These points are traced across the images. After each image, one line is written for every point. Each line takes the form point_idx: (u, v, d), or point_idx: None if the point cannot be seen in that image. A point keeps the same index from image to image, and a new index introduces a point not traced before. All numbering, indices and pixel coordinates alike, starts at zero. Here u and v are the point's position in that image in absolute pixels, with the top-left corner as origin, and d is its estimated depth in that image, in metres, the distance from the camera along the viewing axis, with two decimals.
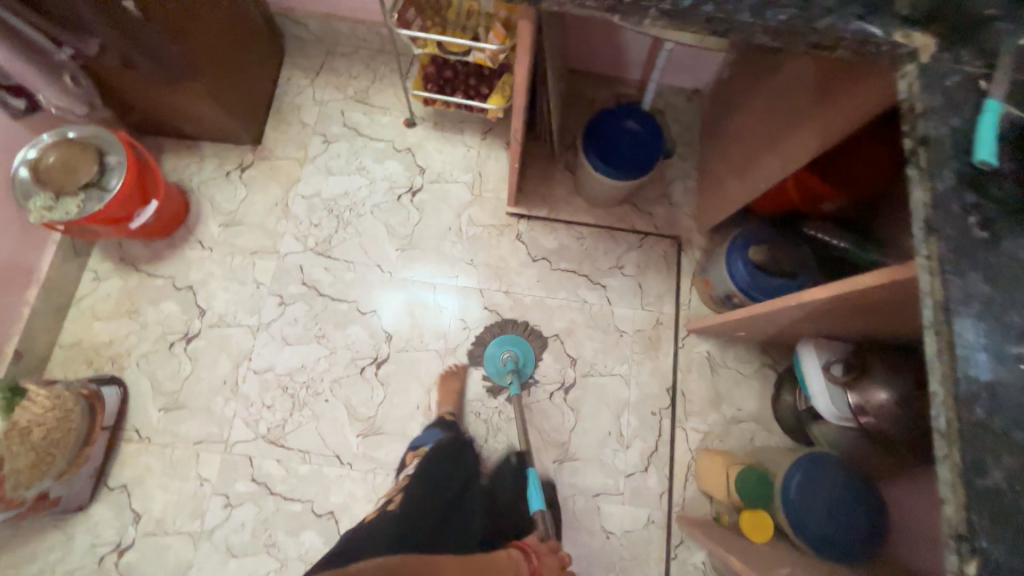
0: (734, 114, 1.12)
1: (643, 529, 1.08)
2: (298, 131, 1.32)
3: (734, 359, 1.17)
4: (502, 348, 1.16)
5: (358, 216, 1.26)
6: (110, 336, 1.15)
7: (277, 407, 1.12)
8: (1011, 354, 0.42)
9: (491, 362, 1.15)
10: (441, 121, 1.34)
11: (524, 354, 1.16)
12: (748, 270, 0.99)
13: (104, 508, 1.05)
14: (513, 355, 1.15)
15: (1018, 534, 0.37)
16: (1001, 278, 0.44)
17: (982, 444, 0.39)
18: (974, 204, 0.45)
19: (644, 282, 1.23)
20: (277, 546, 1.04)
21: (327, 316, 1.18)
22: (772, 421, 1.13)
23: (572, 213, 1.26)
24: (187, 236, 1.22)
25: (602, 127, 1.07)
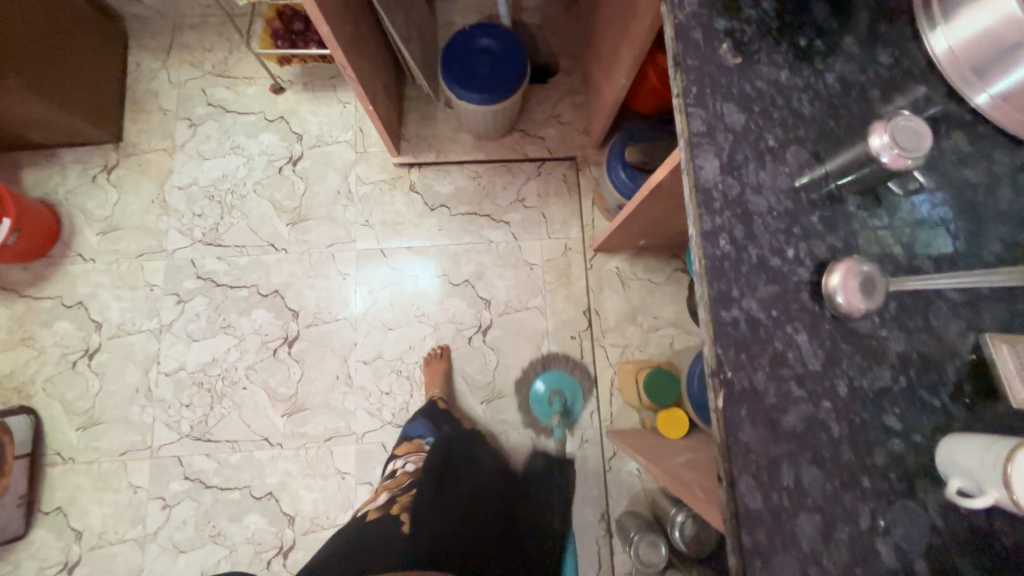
0: (598, 12, 1.05)
1: (578, 449, 1.10)
2: (160, 119, 1.23)
3: (644, 270, 1.16)
4: (555, 387, 1.10)
5: (241, 197, 1.20)
6: (10, 367, 1.11)
7: (196, 404, 1.11)
8: (765, 180, 0.39)
9: (538, 401, 1.11)
10: (310, 80, 1.25)
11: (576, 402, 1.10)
12: (627, 173, 0.95)
13: (43, 532, 1.05)
14: (563, 395, 1.09)
15: (769, 358, 0.36)
16: (758, 103, 0.40)
17: (730, 276, 0.37)
18: (725, 28, 0.41)
19: (547, 211, 1.20)
20: (224, 534, 1.06)
21: (228, 305, 1.15)
22: (690, 323, 1.13)
23: (461, 152, 1.21)
24: (66, 252, 1.16)
25: (461, 50, 1.00)
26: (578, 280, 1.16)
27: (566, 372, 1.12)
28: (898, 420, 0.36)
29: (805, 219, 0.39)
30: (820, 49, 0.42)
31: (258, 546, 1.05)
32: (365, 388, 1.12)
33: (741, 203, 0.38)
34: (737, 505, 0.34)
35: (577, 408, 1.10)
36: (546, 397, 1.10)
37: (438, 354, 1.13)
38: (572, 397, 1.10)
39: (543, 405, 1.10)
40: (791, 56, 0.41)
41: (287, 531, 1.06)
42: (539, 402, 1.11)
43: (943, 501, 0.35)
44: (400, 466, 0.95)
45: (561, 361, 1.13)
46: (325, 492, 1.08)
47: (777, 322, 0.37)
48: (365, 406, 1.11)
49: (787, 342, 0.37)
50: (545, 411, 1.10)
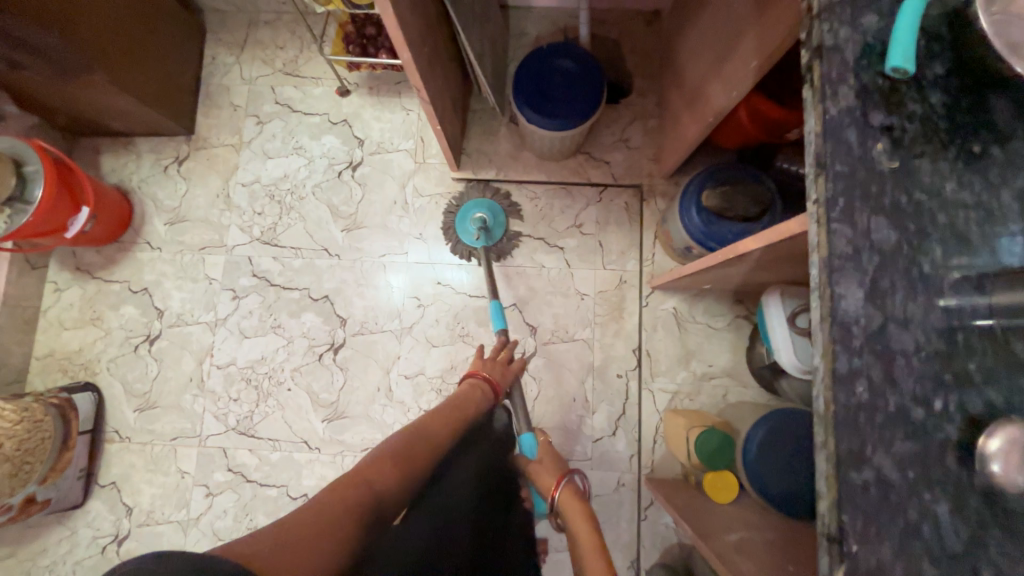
0: (686, 36, 0.97)
1: (614, 492, 1.06)
2: (230, 114, 1.25)
3: (703, 313, 1.09)
4: (474, 208, 1.12)
5: (300, 199, 1.21)
6: (80, 345, 1.18)
7: (243, 399, 1.14)
8: (916, 316, 0.34)
9: (461, 224, 1.13)
10: (376, 85, 1.24)
11: (497, 220, 1.13)
12: (702, 218, 0.88)
13: (98, 503, 1.11)
14: (484, 215, 1.11)
15: (904, 534, 0.31)
16: (916, 222, 0.34)
17: (866, 429, 0.32)
18: (884, 129, 0.35)
19: (605, 240, 1.15)
20: (259, 528, 1.09)
21: (280, 305, 1.17)
22: (747, 375, 1.06)
23: (520, 171, 1.17)
24: (136, 239, 1.21)
25: (534, 72, 0.96)
26: (632, 315, 1.11)
27: (491, 198, 1.14)
28: None
29: (959, 366, 0.33)
30: (996, 159, 0.36)
31: None
32: (404, 403, 1.12)
33: (884, 342, 0.33)
34: None
35: (498, 226, 1.13)
36: (471, 219, 1.12)
37: None
38: (493, 217, 1.13)
39: (464, 226, 1.13)
40: (962, 168, 0.35)
41: None
42: (463, 223, 1.13)
43: None
44: None
45: (478, 190, 1.15)
46: None
47: (916, 489, 0.32)
48: (403, 420, 1.12)
49: (926, 514, 0.32)
50: (467, 232, 1.13)
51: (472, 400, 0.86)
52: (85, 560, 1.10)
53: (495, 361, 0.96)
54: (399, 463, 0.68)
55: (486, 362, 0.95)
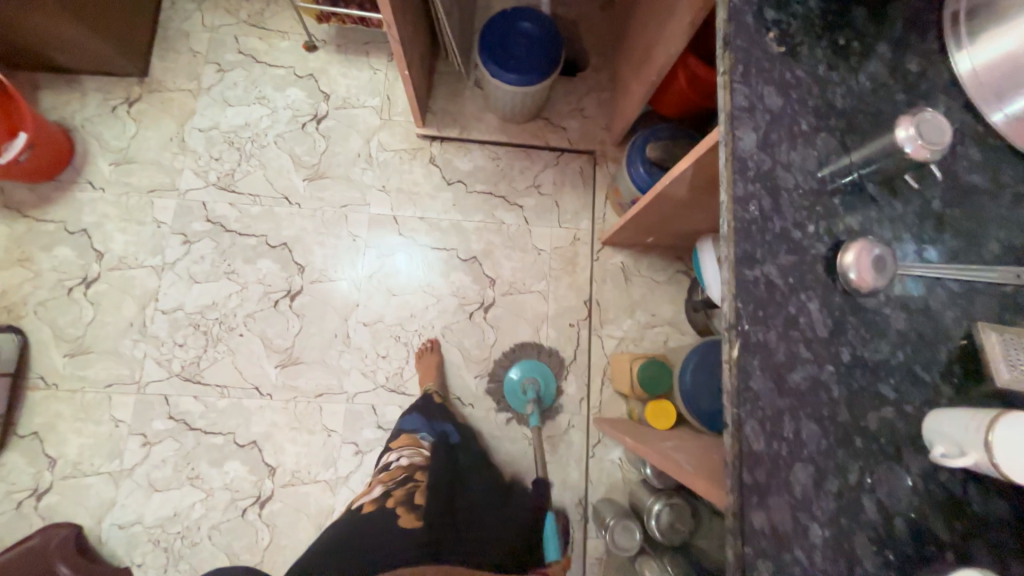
0: (636, 13, 1.08)
1: (564, 433, 1.12)
2: (188, 59, 1.23)
3: (648, 268, 1.19)
4: (523, 376, 1.11)
5: (261, 147, 1.20)
6: (2, 286, 1.09)
7: (190, 345, 1.10)
8: (797, 160, 0.42)
9: (513, 393, 1.11)
10: (343, 43, 1.27)
11: (549, 392, 1.11)
12: (647, 169, 0.99)
13: (15, 455, 1.03)
14: (536, 384, 1.10)
15: (783, 320, 0.39)
16: (796, 90, 0.44)
17: (756, 239, 0.40)
18: (773, 19, 0.44)
19: (561, 200, 1.23)
20: (202, 478, 1.05)
21: (234, 251, 1.15)
22: (686, 324, 1.17)
23: (484, 132, 1.23)
24: (76, 177, 1.15)
25: (498, 31, 1.03)
26: (585, 270, 1.19)
27: (544, 363, 1.13)
28: (892, 391, 0.40)
29: (827, 200, 0.42)
30: (855, 50, 0.46)
31: (235, 493, 1.05)
32: (361, 349, 1.13)
33: (771, 177, 0.41)
34: (742, 446, 0.37)
35: (550, 396, 1.11)
36: (521, 385, 1.10)
37: (431, 348, 1.13)
38: (544, 384, 1.11)
39: (516, 396, 1.11)
40: (830, 53, 0.45)
41: (267, 482, 1.06)
42: (514, 393, 1.11)
43: (926, 467, 0.39)
44: (394, 458, 0.94)
45: (532, 350, 1.14)
46: (309, 448, 1.08)
47: (793, 289, 0.40)
48: (360, 366, 1.12)
49: (800, 309, 0.40)
50: (519, 398, 1.11)
51: None
52: None
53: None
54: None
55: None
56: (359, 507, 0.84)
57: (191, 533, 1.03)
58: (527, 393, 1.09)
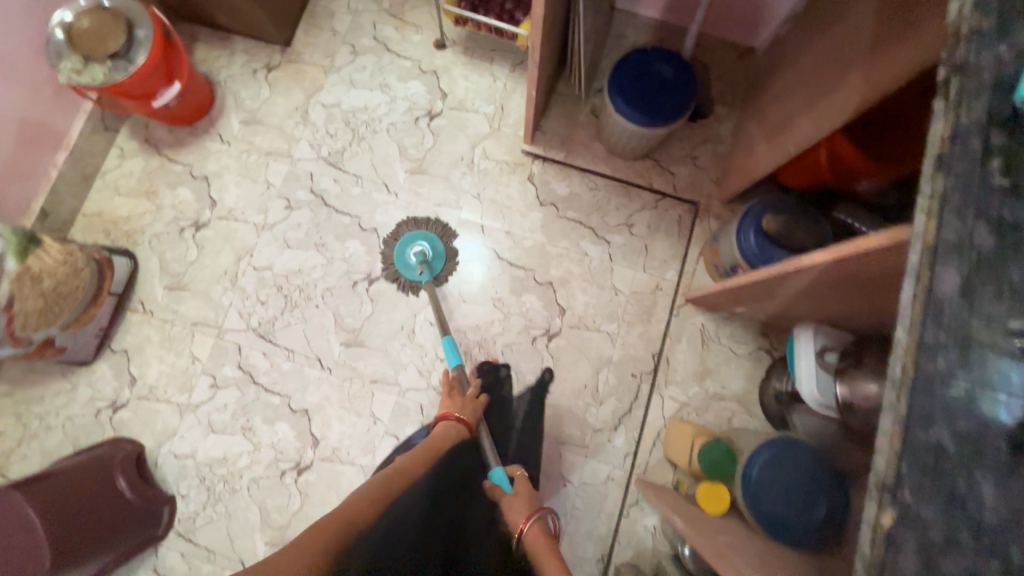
0: (782, 72, 1.03)
1: (601, 484, 1.08)
2: (328, 38, 1.30)
3: (728, 336, 1.12)
4: (413, 242, 1.16)
5: (373, 131, 1.25)
6: (128, 213, 1.20)
7: (270, 304, 1.16)
8: (1001, 315, 0.37)
9: (402, 255, 1.16)
10: (471, 47, 1.29)
11: (437, 253, 1.16)
12: (758, 241, 0.92)
13: (105, 366, 1.13)
14: (423, 249, 1.16)
15: (950, 498, 0.35)
16: (1015, 233, 0.38)
17: (936, 399, 0.36)
18: (1000, 149, 0.39)
19: (651, 245, 1.18)
20: (253, 431, 1.11)
21: (328, 226, 1.20)
22: (756, 405, 1.09)
23: (589, 159, 1.21)
24: (209, 128, 1.25)
25: (634, 67, 1.01)
26: (660, 322, 1.14)
27: (434, 233, 1.18)
28: None
29: None
30: None
31: (278, 453, 1.10)
32: (423, 346, 1.15)
33: (965, 329, 0.36)
34: None
35: (439, 260, 1.16)
36: (410, 250, 1.16)
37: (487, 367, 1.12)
38: (431, 252, 1.16)
39: (406, 259, 1.16)
40: None
41: (309, 451, 1.10)
42: (402, 253, 1.16)
43: None
44: None
45: (585, 389, 1.12)
46: (353, 430, 1.11)
47: (967, 464, 0.35)
48: (417, 363, 1.14)
49: (970, 492, 0.35)
50: (410, 268, 1.15)
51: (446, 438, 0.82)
52: (77, 417, 1.11)
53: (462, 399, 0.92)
54: (378, 509, 0.61)
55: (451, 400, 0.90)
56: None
57: (233, 480, 1.09)
58: (416, 256, 1.15)
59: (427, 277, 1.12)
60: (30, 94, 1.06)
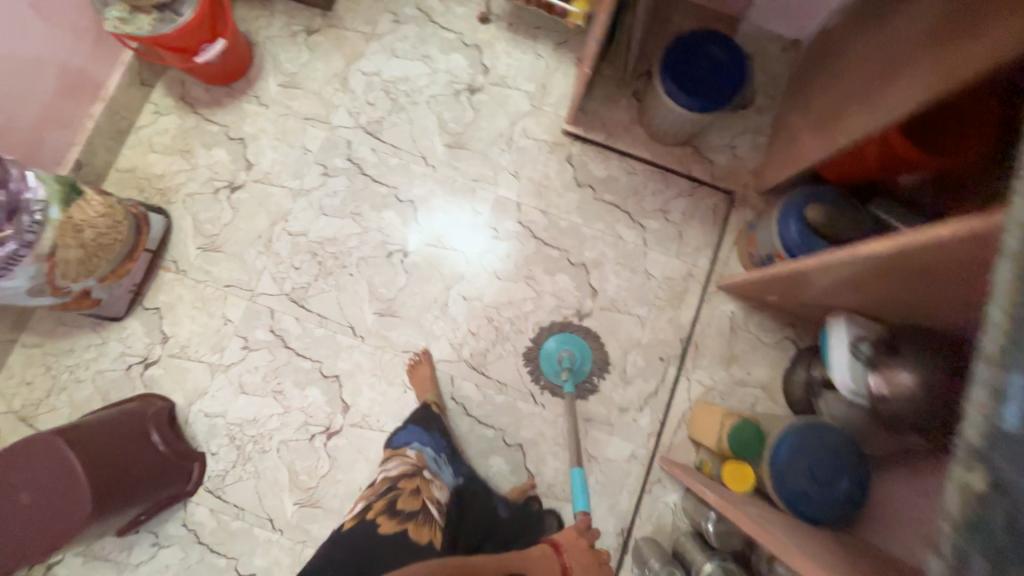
0: (830, 65, 1.03)
1: (624, 461, 1.11)
2: (371, 5, 1.28)
3: (756, 325, 1.15)
4: (558, 346, 1.13)
5: (413, 103, 1.24)
6: (162, 170, 1.19)
7: (305, 270, 1.16)
8: None
9: (547, 359, 1.13)
10: (515, 23, 1.28)
11: (583, 357, 1.13)
12: (799, 230, 0.94)
13: (137, 322, 1.13)
14: (570, 354, 1.12)
15: None
16: None
17: None
18: None
19: (685, 232, 1.20)
20: (284, 394, 1.12)
21: (365, 195, 1.20)
22: (779, 392, 1.12)
23: (629, 143, 1.21)
24: (246, 89, 1.23)
25: (683, 49, 1.00)
26: (690, 308, 1.16)
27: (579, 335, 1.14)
28: None
29: None
30: None
31: (308, 418, 1.11)
32: (455, 320, 1.16)
33: None
34: None
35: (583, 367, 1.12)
36: (557, 355, 1.12)
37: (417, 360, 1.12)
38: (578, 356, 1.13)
39: (548, 361, 1.13)
40: None
41: (338, 417, 1.11)
42: (548, 359, 1.13)
43: None
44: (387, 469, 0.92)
45: (613, 370, 1.14)
46: (384, 398, 1.12)
47: None
48: (450, 336, 1.15)
49: None
50: (553, 369, 1.12)
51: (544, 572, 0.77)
52: (107, 372, 1.11)
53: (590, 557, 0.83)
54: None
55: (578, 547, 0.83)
56: (342, 527, 0.84)
57: (263, 441, 1.10)
58: (561, 362, 1.11)
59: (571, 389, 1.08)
60: (71, 40, 1.03)
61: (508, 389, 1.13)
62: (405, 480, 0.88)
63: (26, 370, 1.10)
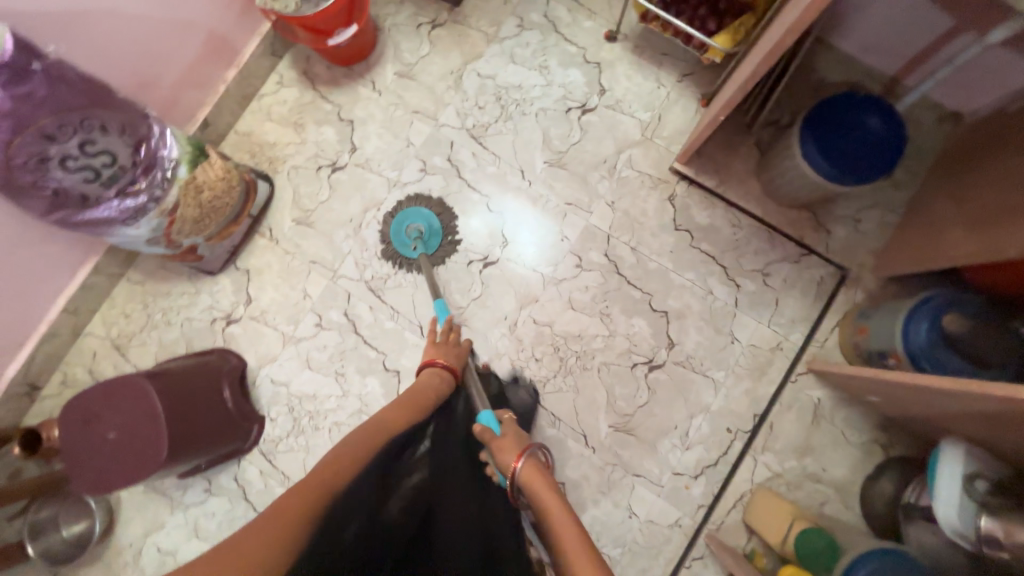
0: (995, 153, 0.91)
1: (667, 527, 1.05)
2: (498, 6, 1.25)
3: (843, 420, 1.05)
4: (411, 220, 1.16)
5: (522, 113, 1.21)
6: (275, 140, 1.23)
7: (386, 261, 1.18)
8: None
9: (398, 236, 1.16)
10: (643, 47, 1.21)
11: (433, 229, 1.16)
12: (929, 335, 0.84)
13: (227, 280, 1.19)
14: (419, 227, 1.15)
15: None
16: None
17: None
18: None
19: (783, 301, 1.10)
20: (345, 377, 1.15)
21: (457, 198, 1.19)
22: (855, 498, 1.02)
23: (740, 194, 1.13)
24: (364, 74, 1.25)
25: (838, 114, 0.93)
26: (772, 383, 1.08)
27: (430, 210, 1.17)
28: None
29: None
30: None
31: (363, 405, 1.14)
32: (521, 341, 1.14)
33: None
34: None
35: (435, 232, 1.16)
36: (408, 228, 1.16)
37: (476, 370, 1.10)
38: (429, 228, 1.16)
39: (401, 238, 1.16)
40: None
41: None
42: (400, 234, 1.16)
43: None
44: None
45: (674, 429, 1.08)
46: None
47: None
48: (512, 356, 1.13)
49: None
50: (405, 246, 1.16)
51: (430, 387, 0.87)
52: (194, 320, 1.18)
53: (445, 344, 0.96)
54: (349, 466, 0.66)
55: (439, 347, 0.95)
56: None
57: (318, 418, 1.14)
58: (411, 234, 1.15)
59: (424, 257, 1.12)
60: (222, 8, 1.08)
61: (561, 423, 1.10)
62: None
63: (127, 304, 1.19)
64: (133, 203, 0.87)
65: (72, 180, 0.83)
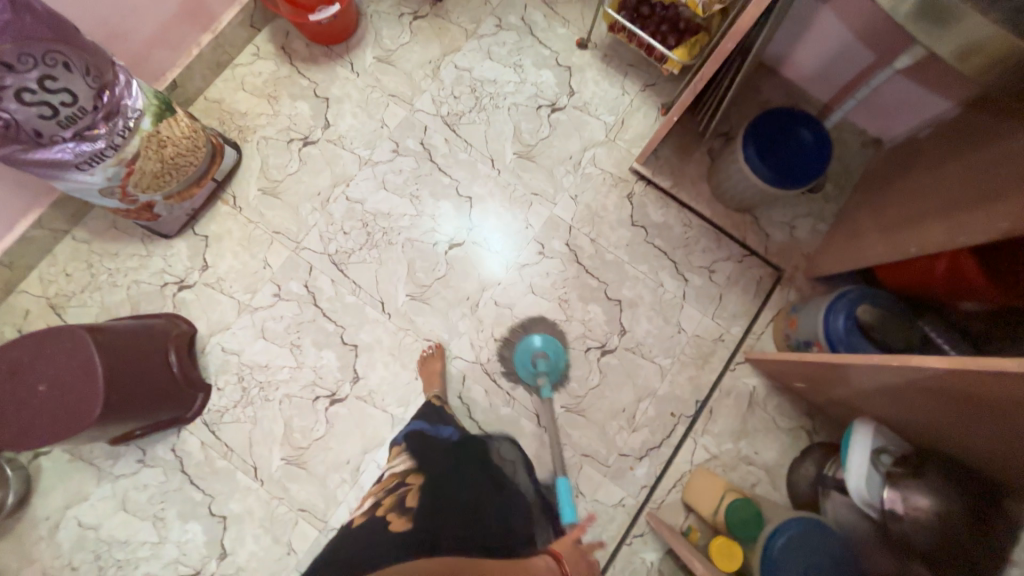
0: (905, 169, 1.04)
1: (611, 506, 1.09)
2: (479, 5, 1.32)
3: (774, 407, 1.13)
4: (538, 346, 1.13)
5: (495, 106, 1.27)
6: (246, 109, 1.23)
7: (352, 237, 1.19)
8: None
9: (523, 364, 1.13)
10: (611, 55, 1.30)
11: (557, 363, 1.13)
12: (846, 325, 0.94)
13: (183, 244, 1.16)
14: (546, 357, 1.12)
15: None
16: None
17: None
18: None
19: (726, 295, 1.19)
20: (301, 350, 1.13)
21: (427, 181, 1.22)
22: (782, 479, 1.10)
23: (691, 196, 1.22)
24: (343, 55, 1.28)
25: (778, 126, 1.04)
26: (713, 372, 1.15)
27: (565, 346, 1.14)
28: None
29: None
30: None
31: (318, 379, 1.12)
32: (482, 321, 1.17)
33: None
34: None
35: (559, 364, 1.13)
36: (533, 356, 1.13)
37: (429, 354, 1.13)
38: (553, 357, 1.13)
39: (523, 367, 1.13)
40: None
41: (346, 385, 1.12)
42: (524, 363, 1.13)
43: None
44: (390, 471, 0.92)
45: (622, 411, 1.13)
46: (394, 379, 1.13)
47: None
48: (472, 336, 1.16)
49: None
50: (529, 374, 1.13)
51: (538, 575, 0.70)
52: (143, 284, 1.14)
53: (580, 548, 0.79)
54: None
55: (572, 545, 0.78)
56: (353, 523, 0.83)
57: (268, 389, 1.11)
58: (537, 365, 1.12)
59: (548, 394, 1.10)
60: None
61: (515, 403, 1.13)
62: (413, 476, 0.87)
63: (69, 262, 1.13)
64: (89, 148, 0.86)
65: (27, 116, 0.77)
